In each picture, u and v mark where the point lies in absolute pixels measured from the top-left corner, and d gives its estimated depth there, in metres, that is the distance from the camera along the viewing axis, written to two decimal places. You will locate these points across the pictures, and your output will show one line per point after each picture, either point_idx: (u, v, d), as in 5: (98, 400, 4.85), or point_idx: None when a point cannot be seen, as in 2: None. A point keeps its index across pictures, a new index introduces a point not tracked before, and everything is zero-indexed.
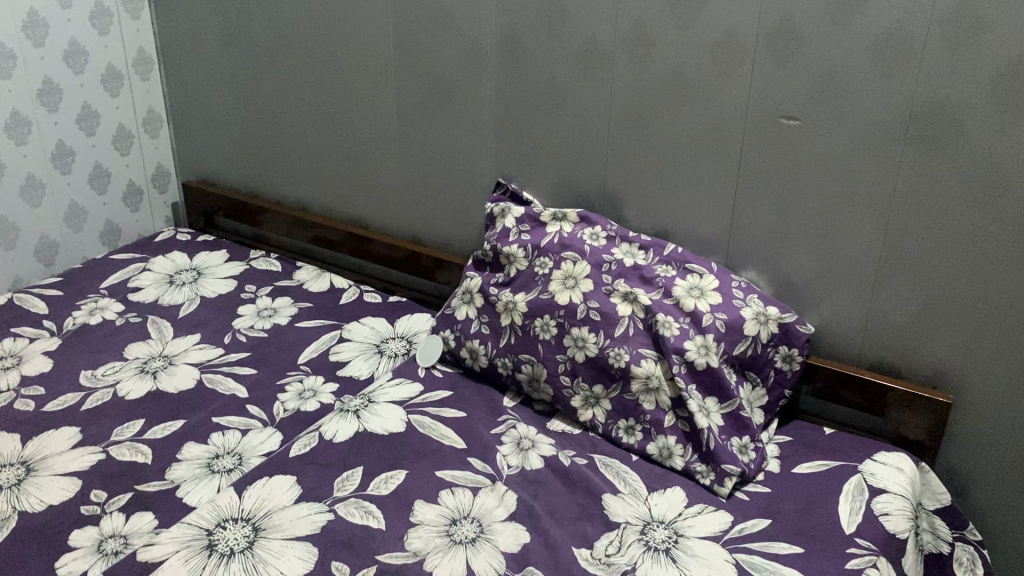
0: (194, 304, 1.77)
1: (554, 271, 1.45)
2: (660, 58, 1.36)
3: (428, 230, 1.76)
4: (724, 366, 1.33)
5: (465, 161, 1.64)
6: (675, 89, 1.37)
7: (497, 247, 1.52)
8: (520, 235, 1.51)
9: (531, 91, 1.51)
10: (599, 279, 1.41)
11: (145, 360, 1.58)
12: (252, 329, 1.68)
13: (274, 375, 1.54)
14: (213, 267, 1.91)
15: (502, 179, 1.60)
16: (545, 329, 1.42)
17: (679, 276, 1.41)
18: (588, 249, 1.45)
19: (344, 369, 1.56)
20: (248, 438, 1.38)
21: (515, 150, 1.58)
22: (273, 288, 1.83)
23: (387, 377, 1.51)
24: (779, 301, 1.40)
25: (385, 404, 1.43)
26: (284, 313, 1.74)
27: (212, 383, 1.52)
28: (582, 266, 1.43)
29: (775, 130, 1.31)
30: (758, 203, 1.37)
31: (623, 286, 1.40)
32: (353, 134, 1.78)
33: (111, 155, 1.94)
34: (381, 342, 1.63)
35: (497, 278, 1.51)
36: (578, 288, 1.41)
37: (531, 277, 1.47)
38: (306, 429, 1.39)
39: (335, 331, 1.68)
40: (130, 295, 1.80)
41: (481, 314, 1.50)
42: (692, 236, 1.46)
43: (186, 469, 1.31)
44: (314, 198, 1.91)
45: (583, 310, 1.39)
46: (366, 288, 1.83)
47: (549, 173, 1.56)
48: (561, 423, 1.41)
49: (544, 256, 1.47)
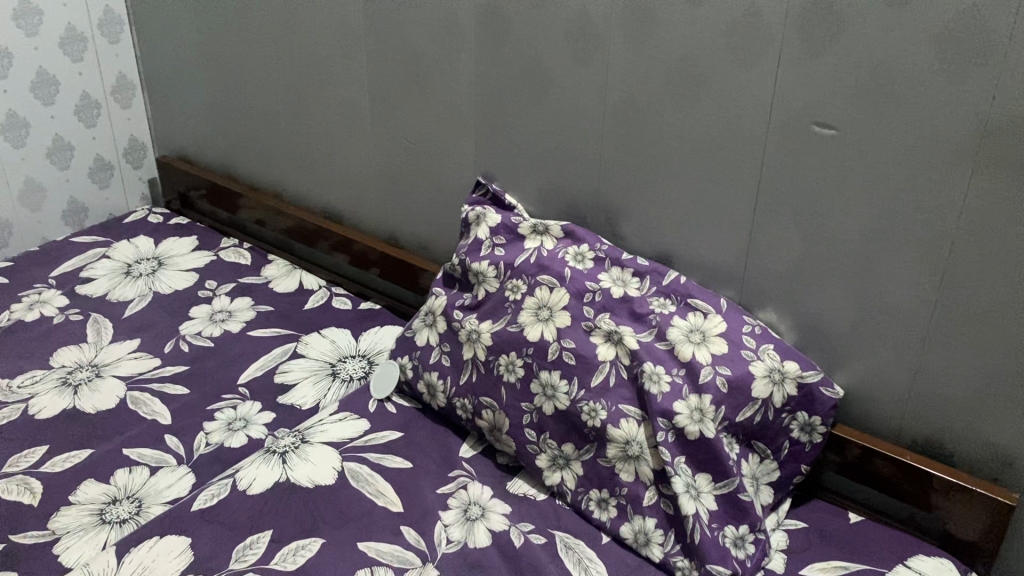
0: (144, 302, 1.58)
1: (526, 298, 1.19)
2: (666, 40, 1.07)
3: (404, 230, 1.52)
4: (722, 436, 1.06)
5: (442, 153, 1.39)
6: (683, 80, 1.08)
7: (466, 262, 1.27)
8: (493, 249, 1.26)
9: (514, 75, 1.24)
10: (579, 312, 1.15)
11: (70, 369, 1.39)
12: (199, 337, 1.48)
13: (206, 399, 1.33)
14: (177, 257, 1.71)
15: (482, 178, 1.35)
16: (510, 369, 1.17)
17: (676, 314, 1.13)
18: (569, 273, 1.18)
19: (287, 395, 1.34)
20: (156, 479, 1.18)
21: (498, 144, 1.31)
22: (235, 286, 1.62)
23: (331, 409, 1.29)
24: (801, 353, 1.12)
25: (321, 446, 1.21)
26: (240, 318, 1.53)
27: (135, 404, 1.32)
28: (559, 295, 1.17)
29: (805, 140, 1.02)
30: (778, 229, 1.09)
31: (606, 324, 1.13)
32: (325, 115, 1.54)
33: (73, 127, 1.75)
34: (337, 363, 1.41)
35: (462, 300, 1.26)
36: (552, 322, 1.16)
37: (500, 302, 1.21)
38: (223, 473, 1.18)
39: (290, 343, 1.46)
40: (78, 287, 1.61)
41: (442, 341, 1.26)
42: (698, 262, 1.18)
43: (74, 516, 1.12)
44: (289, 183, 1.69)
45: (555, 351, 1.14)
46: (337, 291, 1.61)
47: (534, 174, 1.29)
48: (523, 484, 1.17)
49: (516, 278, 1.21)
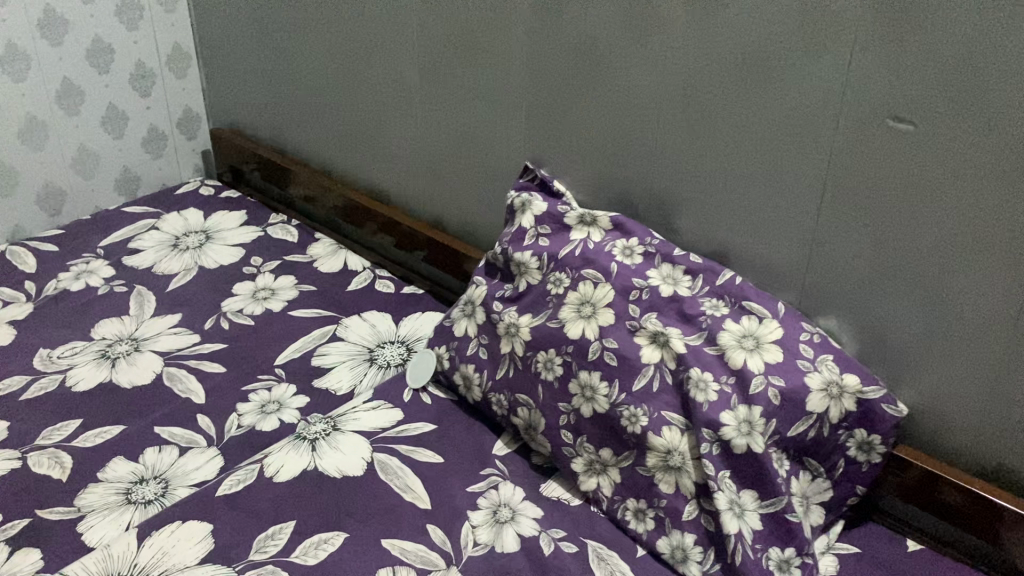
0: (188, 277, 1.56)
1: (569, 293, 1.13)
2: (731, 22, 0.99)
3: (451, 213, 1.47)
4: (771, 451, 0.99)
5: (492, 136, 1.33)
6: (747, 66, 1.00)
7: (509, 251, 1.22)
8: (537, 239, 1.20)
9: (567, 56, 1.17)
10: (623, 310, 1.09)
11: (111, 342, 1.39)
12: (240, 315, 1.46)
13: (241, 379, 1.31)
14: (225, 231, 1.69)
15: (530, 163, 1.29)
16: (548, 367, 1.11)
17: (728, 318, 1.06)
18: (615, 268, 1.12)
19: (322, 379, 1.31)
20: (184, 460, 1.16)
21: (549, 128, 1.25)
22: (280, 264, 1.59)
23: (366, 397, 1.26)
24: (863, 366, 1.04)
25: (352, 434, 1.18)
26: (282, 296, 1.50)
27: (171, 380, 1.31)
28: (604, 291, 1.11)
29: (879, 136, 0.93)
30: (845, 231, 1.00)
31: (651, 324, 1.07)
32: (374, 91, 1.49)
33: (128, 96, 1.74)
34: (376, 348, 1.38)
35: (503, 291, 1.21)
36: (595, 320, 1.09)
37: (542, 295, 1.16)
38: (252, 457, 1.16)
39: (330, 325, 1.43)
40: (125, 258, 1.61)
41: (482, 333, 1.21)
42: (757, 262, 1.10)
43: (100, 493, 1.11)
44: (338, 161, 1.65)
45: (596, 350, 1.08)
46: (382, 273, 1.57)
47: (585, 161, 1.23)
48: (558, 487, 1.12)
49: (559, 271, 1.15)
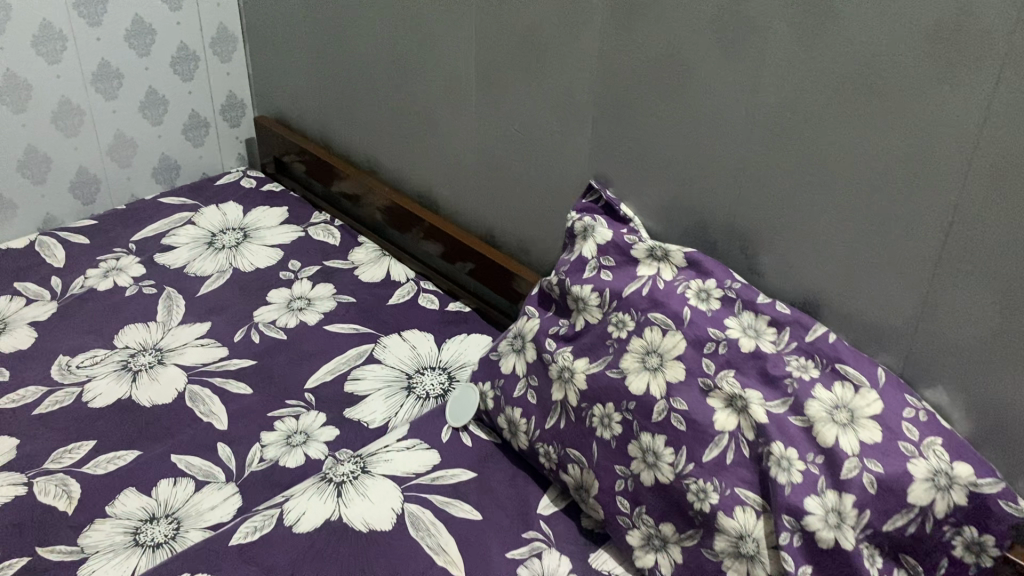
0: (221, 280, 1.46)
1: (633, 339, 0.99)
2: (845, 40, 0.84)
3: (504, 227, 1.34)
4: (863, 547, 0.84)
5: (554, 148, 1.19)
6: (861, 92, 0.84)
7: (566, 283, 1.08)
8: (599, 272, 1.07)
9: (645, 66, 1.03)
10: (695, 366, 0.95)
11: (133, 352, 1.29)
12: (272, 327, 1.35)
13: (267, 403, 1.20)
14: (263, 229, 1.58)
15: (594, 183, 1.15)
16: (604, 423, 0.98)
17: (819, 383, 0.91)
18: (688, 314, 0.98)
19: (354, 409, 1.20)
20: (200, 498, 1.06)
21: (619, 144, 1.10)
22: (319, 270, 1.48)
23: (400, 434, 1.14)
24: (977, 452, 0.88)
25: (381, 480, 1.06)
26: (319, 308, 1.39)
27: (193, 401, 1.21)
28: (672, 340, 0.97)
29: (1019, 186, 0.77)
30: (966, 293, 0.85)
31: (727, 384, 0.93)
32: (427, 88, 1.36)
33: (168, 80, 1.64)
34: (414, 375, 1.26)
35: (557, 329, 1.08)
36: (662, 373, 0.96)
37: (601, 338, 1.03)
38: (272, 500, 1.05)
39: (366, 344, 1.31)
40: (157, 256, 1.51)
41: (531, 373, 1.08)
42: (855, 316, 0.95)
43: (107, 532, 1.01)
44: (386, 159, 1.53)
45: (662, 411, 0.94)
46: (426, 286, 1.44)
47: (658, 185, 1.08)
48: (608, 558, 0.99)
49: (622, 312, 1.02)
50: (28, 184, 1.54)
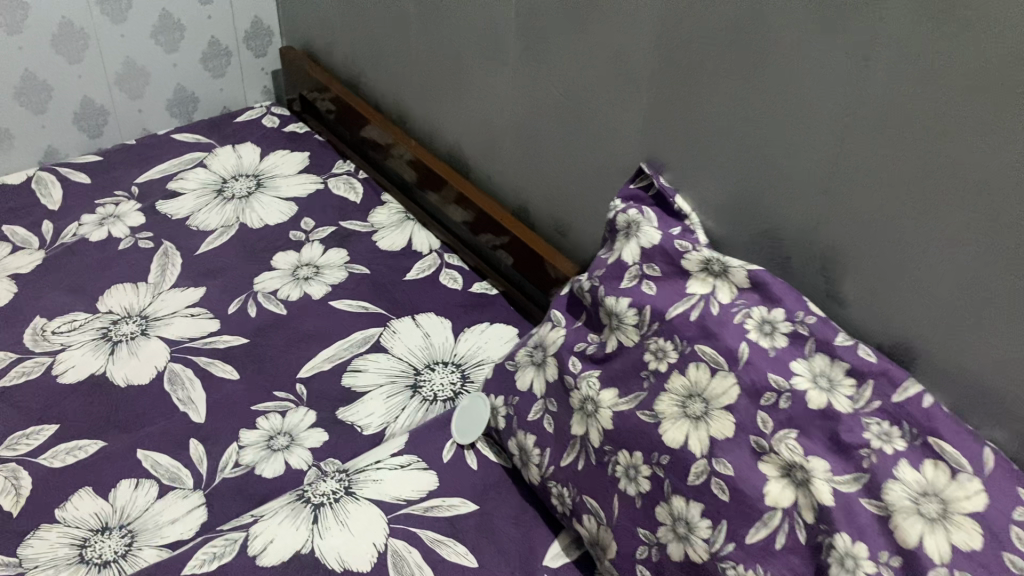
0: (225, 236, 1.30)
1: (673, 375, 0.81)
2: (993, 25, 0.60)
3: (541, 204, 1.14)
4: None
5: (600, 118, 0.98)
6: (1009, 95, 0.61)
7: (599, 293, 0.89)
8: (640, 283, 0.87)
9: (716, 29, 0.80)
10: (748, 419, 0.76)
11: (116, 318, 1.16)
12: (272, 299, 1.19)
13: (253, 394, 1.06)
14: (279, 179, 1.42)
15: (645, 167, 0.94)
16: (630, 476, 0.81)
17: (903, 458, 0.71)
18: (746, 352, 0.78)
19: (350, 410, 1.04)
20: (161, 508, 0.93)
21: (677, 124, 0.89)
22: (334, 232, 1.31)
23: (395, 447, 0.98)
24: None
25: (366, 507, 0.91)
26: (327, 279, 1.22)
27: (172, 384, 1.07)
28: (721, 383, 0.78)
29: None
30: None
31: (786, 450, 0.74)
32: (462, 33, 1.15)
33: (184, 2, 1.46)
34: (423, 372, 1.09)
35: (583, 346, 0.90)
36: (703, 424, 0.78)
37: (635, 368, 0.84)
38: (240, 519, 0.91)
39: (373, 327, 1.15)
40: (160, 203, 1.36)
41: (549, 395, 0.91)
42: (961, 376, 0.74)
43: (51, 542, 0.89)
44: (417, 109, 1.33)
45: (701, 472, 0.76)
46: (450, 260, 1.26)
47: (722, 179, 0.87)
48: None
49: (663, 338, 0.83)
50: (27, 114, 1.40)
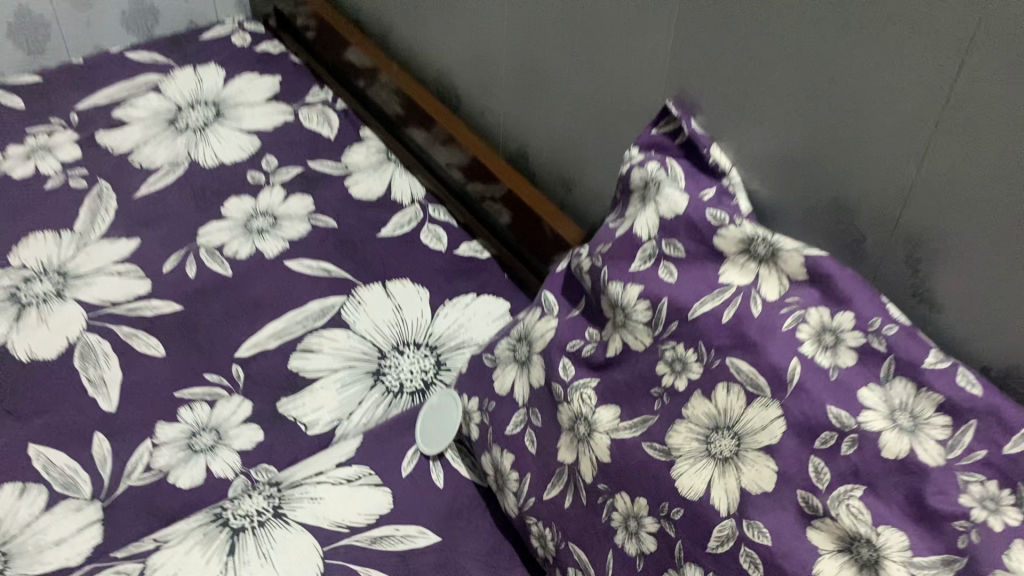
0: (171, 176, 1.09)
1: (694, 399, 0.59)
2: None
3: (544, 149, 0.91)
4: None
5: (614, 43, 0.74)
6: None
7: (602, 275, 0.67)
8: (656, 266, 0.64)
9: None
10: (795, 470, 0.55)
11: (29, 274, 0.96)
12: (216, 258, 0.98)
13: (179, 376, 0.86)
14: (242, 107, 1.19)
15: (671, 105, 0.70)
16: (629, 529, 0.60)
17: (1017, 539, 0.48)
18: (797, 374, 0.56)
19: (292, 403, 0.84)
20: (48, 524, 0.75)
21: (714, 51, 0.65)
22: (301, 172, 1.08)
23: (345, 451, 0.79)
24: None
25: (298, 535, 0.72)
26: (284, 233, 1.00)
27: (84, 360, 0.88)
28: (758, 414, 0.56)
29: None
30: None
31: (847, 515, 0.53)
32: None
33: None
34: (388, 356, 0.88)
35: (578, 344, 0.68)
36: (733, 471, 0.56)
37: (644, 381, 0.63)
38: (141, 543, 0.73)
39: (334, 296, 0.93)
40: (100, 134, 1.15)
41: (533, 405, 0.70)
42: None
43: None
44: (405, 28, 1.10)
45: (729, 537, 0.55)
46: (437, 215, 1.03)
47: (774, 128, 0.63)
48: None
49: (682, 345, 0.61)
50: None
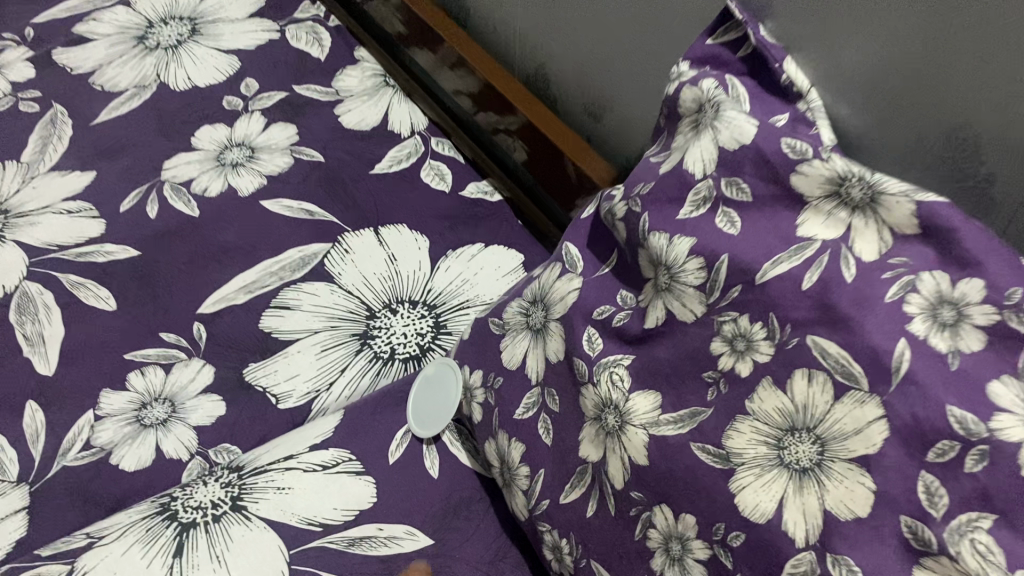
0: (137, 102, 0.93)
1: (764, 390, 0.45)
2: None
3: (569, 71, 0.76)
4: None
5: None
6: None
7: (641, 224, 0.52)
8: (712, 214, 0.49)
9: None
10: (899, 489, 0.40)
11: None
12: (181, 196, 0.83)
13: (131, 334, 0.73)
14: (223, 23, 1.02)
15: (733, 6, 0.53)
16: (670, 554, 0.48)
17: None
18: (905, 362, 0.41)
19: (261, 370, 0.72)
20: None
21: None
22: (286, 100, 0.92)
23: (323, 432, 0.66)
24: None
25: (260, 534, 0.58)
26: (262, 168, 0.85)
27: (22, 314, 0.74)
28: (848, 413, 0.42)
29: None
30: None
31: (973, 556, 0.38)
32: None
33: None
34: (378, 317, 0.74)
35: (607, 312, 0.55)
36: (814, 489, 0.43)
37: (693, 362, 0.49)
38: (70, 540, 0.60)
39: (318, 244, 0.79)
40: (57, 51, 0.99)
41: (551, 385, 0.57)
42: None
43: None
44: None
45: None
46: (440, 150, 0.87)
47: (878, 27, 0.46)
48: None
49: (746, 318, 0.47)
50: None
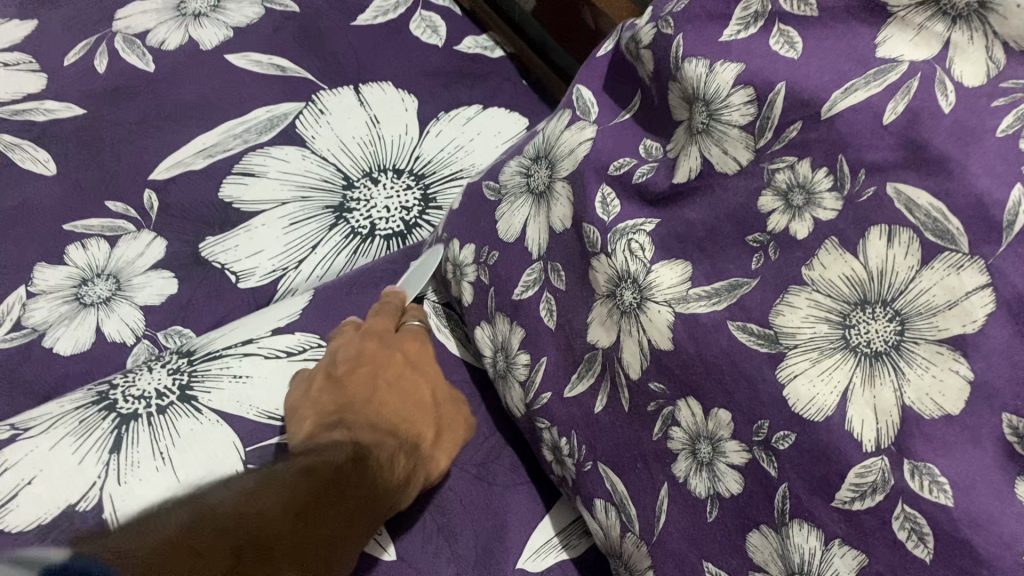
0: None
1: (823, 254, 0.35)
2: None
3: None
4: None
5: None
6: None
7: (672, 50, 0.41)
8: (765, 34, 0.38)
9: None
10: (1004, 380, 0.31)
11: None
12: (136, 48, 0.71)
13: (73, 202, 0.63)
14: None
15: None
16: (699, 458, 0.39)
17: None
18: (1021, 216, 0.30)
19: (219, 244, 0.62)
20: None
21: None
22: None
23: (288, 314, 0.57)
24: None
25: (213, 428, 0.48)
26: (228, 19, 0.72)
27: None
28: (939, 282, 0.32)
29: None
30: None
31: None
32: None
33: None
34: (357, 186, 0.65)
35: (626, 165, 0.44)
36: (891, 379, 0.33)
37: (735, 224, 0.39)
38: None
39: (288, 103, 0.68)
40: None
41: (554, 255, 0.47)
42: None
43: None
44: None
45: (878, 489, 0.33)
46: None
47: None
48: None
49: (807, 164, 0.36)
50: None
